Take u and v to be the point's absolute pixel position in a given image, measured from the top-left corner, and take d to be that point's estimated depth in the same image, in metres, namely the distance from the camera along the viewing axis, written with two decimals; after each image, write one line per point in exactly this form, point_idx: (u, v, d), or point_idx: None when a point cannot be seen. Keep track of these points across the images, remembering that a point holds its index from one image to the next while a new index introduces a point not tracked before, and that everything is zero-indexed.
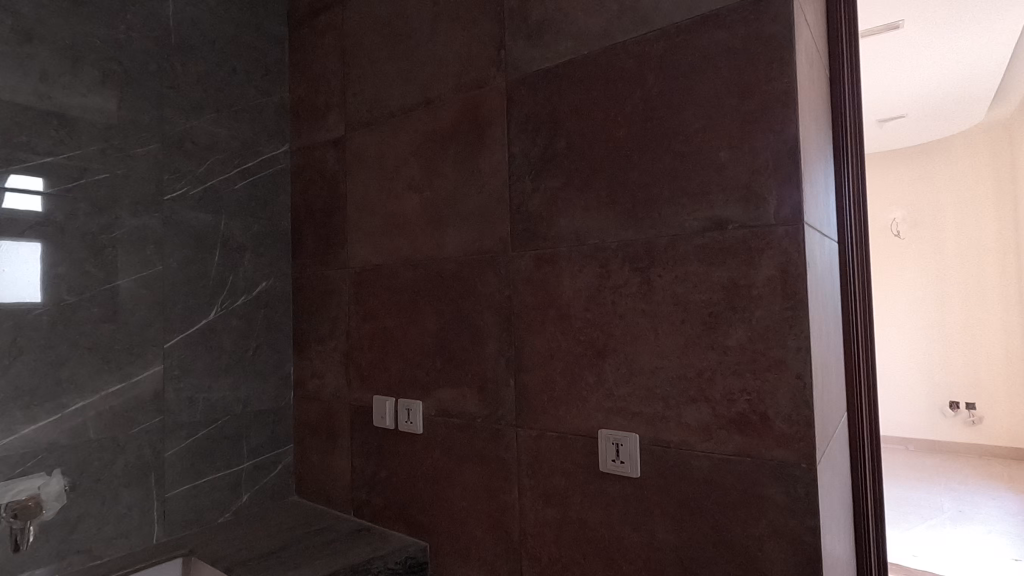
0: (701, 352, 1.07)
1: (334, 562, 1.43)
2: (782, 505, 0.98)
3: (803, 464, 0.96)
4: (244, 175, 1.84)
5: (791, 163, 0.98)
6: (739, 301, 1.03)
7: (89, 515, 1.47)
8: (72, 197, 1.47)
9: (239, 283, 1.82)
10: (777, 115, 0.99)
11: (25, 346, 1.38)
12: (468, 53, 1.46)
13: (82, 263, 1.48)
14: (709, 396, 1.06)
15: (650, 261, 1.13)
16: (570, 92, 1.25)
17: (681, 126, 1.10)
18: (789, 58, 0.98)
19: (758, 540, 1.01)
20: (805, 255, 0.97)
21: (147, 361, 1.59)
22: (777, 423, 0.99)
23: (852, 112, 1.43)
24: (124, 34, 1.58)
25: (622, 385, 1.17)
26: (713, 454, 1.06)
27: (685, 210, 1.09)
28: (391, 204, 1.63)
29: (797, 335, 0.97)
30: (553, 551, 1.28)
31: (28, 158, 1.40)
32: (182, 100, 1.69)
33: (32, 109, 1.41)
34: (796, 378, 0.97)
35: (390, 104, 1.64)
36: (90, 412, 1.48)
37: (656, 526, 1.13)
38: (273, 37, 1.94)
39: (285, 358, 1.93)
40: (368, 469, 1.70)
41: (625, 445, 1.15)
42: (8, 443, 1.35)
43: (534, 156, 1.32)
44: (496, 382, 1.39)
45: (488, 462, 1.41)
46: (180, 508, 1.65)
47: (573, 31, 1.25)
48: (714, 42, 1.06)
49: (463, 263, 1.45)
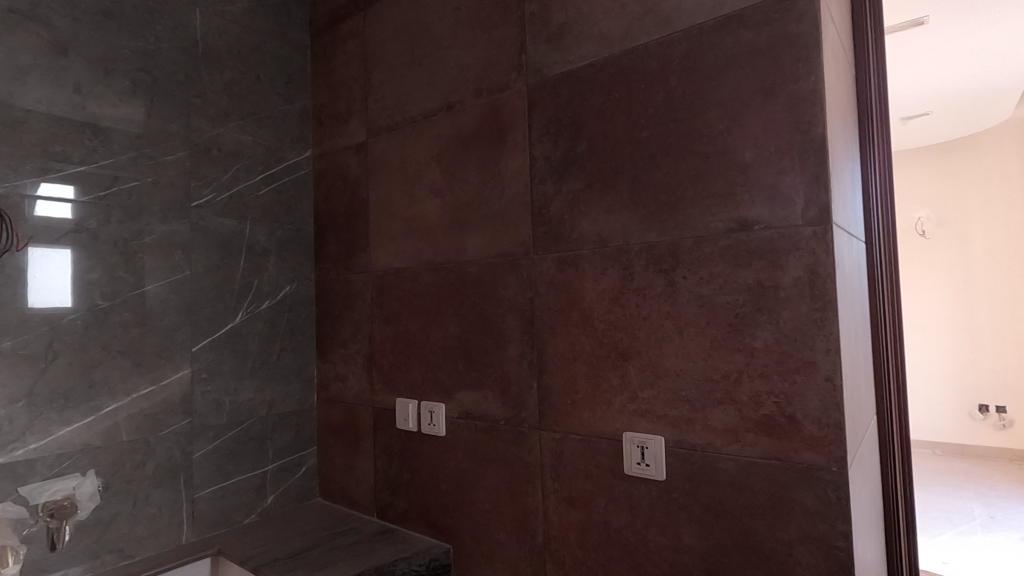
0: (728, 354, 1.06)
1: (359, 563, 1.44)
2: (813, 509, 0.97)
3: (833, 468, 0.95)
4: (268, 181, 1.87)
5: (819, 161, 0.97)
6: (765, 302, 1.02)
7: (122, 515, 1.50)
8: (105, 204, 1.51)
9: (264, 287, 1.85)
10: (804, 114, 0.98)
11: (61, 349, 1.42)
12: (489, 57, 1.47)
13: (114, 269, 1.52)
14: (736, 398, 1.05)
15: (674, 262, 1.13)
16: (592, 96, 1.26)
17: (705, 127, 1.09)
18: (815, 57, 0.97)
19: (787, 545, 1.00)
20: (834, 256, 0.96)
21: (175, 364, 1.63)
22: (807, 425, 0.98)
23: (877, 113, 1.40)
24: (154, 45, 1.62)
25: (646, 387, 1.17)
26: (740, 457, 1.05)
27: (710, 211, 1.08)
28: (412, 209, 1.64)
29: (827, 336, 0.96)
30: (577, 554, 1.28)
31: (63, 167, 1.44)
32: (209, 109, 1.73)
33: (67, 120, 1.45)
34: (825, 379, 0.96)
35: (412, 109, 1.65)
36: (122, 414, 1.51)
37: (682, 530, 1.12)
38: (296, 45, 1.97)
39: (308, 361, 1.95)
40: (391, 470, 1.71)
41: (650, 448, 1.15)
42: (45, 445, 1.38)
43: (555, 159, 1.32)
44: (519, 384, 1.39)
45: (511, 464, 1.41)
46: (208, 509, 1.68)
47: (594, 34, 1.26)
48: (738, 42, 1.05)
49: (485, 266, 1.46)
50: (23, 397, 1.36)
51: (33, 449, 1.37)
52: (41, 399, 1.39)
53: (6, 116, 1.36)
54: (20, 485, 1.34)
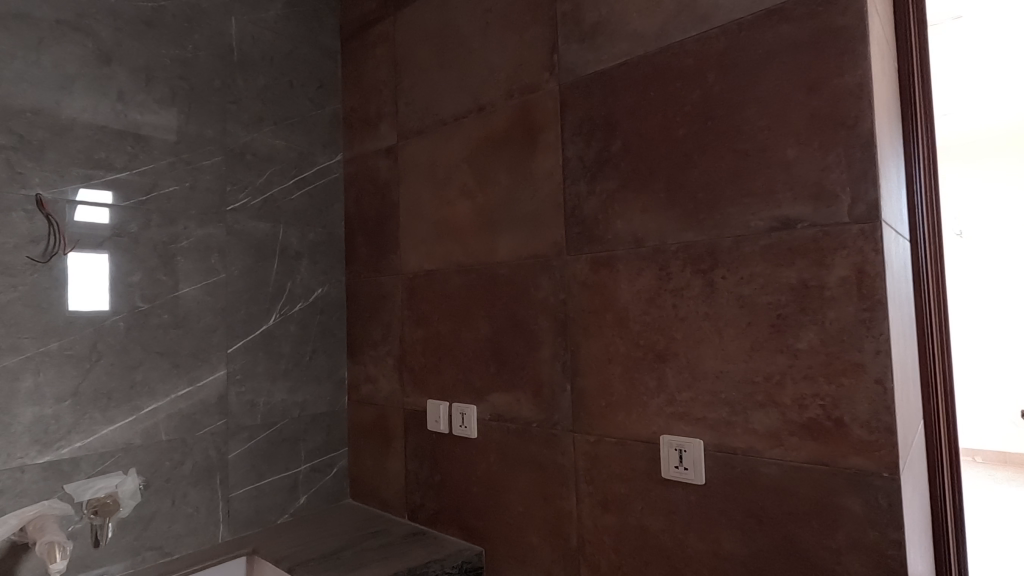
0: (770, 356, 1.04)
1: (392, 565, 1.45)
2: (862, 516, 0.94)
3: (884, 474, 0.92)
4: (301, 184, 1.89)
5: (867, 158, 0.94)
6: (809, 303, 1.00)
7: (161, 512, 1.53)
8: (146, 209, 1.55)
9: (297, 290, 1.87)
10: (851, 108, 0.96)
11: (104, 350, 1.46)
12: (520, 59, 1.46)
13: (153, 272, 1.55)
14: (779, 400, 1.03)
15: (712, 262, 1.11)
16: (626, 95, 1.24)
17: (745, 124, 1.07)
18: (862, 50, 0.95)
19: (835, 553, 0.97)
20: (882, 253, 0.93)
21: (212, 365, 1.66)
22: (854, 429, 0.95)
23: (920, 95, 1.32)
24: (191, 53, 1.66)
25: (684, 390, 1.15)
26: (783, 462, 1.02)
27: (751, 209, 1.06)
28: (443, 211, 1.65)
29: (876, 337, 0.93)
30: (612, 559, 1.26)
31: (106, 173, 1.48)
32: (244, 115, 1.76)
33: (110, 127, 1.50)
34: (875, 382, 0.93)
35: (442, 112, 1.66)
36: (162, 414, 1.55)
37: (723, 536, 1.10)
38: (327, 51, 1.99)
39: (339, 363, 1.97)
40: (422, 472, 1.72)
41: (688, 451, 1.13)
42: (89, 443, 1.42)
43: (588, 159, 1.31)
44: (552, 386, 1.38)
45: (545, 467, 1.40)
46: (243, 508, 1.70)
47: (627, 33, 1.25)
48: (779, 37, 1.03)
49: (516, 268, 1.46)
50: (69, 397, 1.40)
51: (78, 447, 1.41)
52: (86, 399, 1.43)
53: (53, 124, 1.41)
54: (66, 483, 1.38)
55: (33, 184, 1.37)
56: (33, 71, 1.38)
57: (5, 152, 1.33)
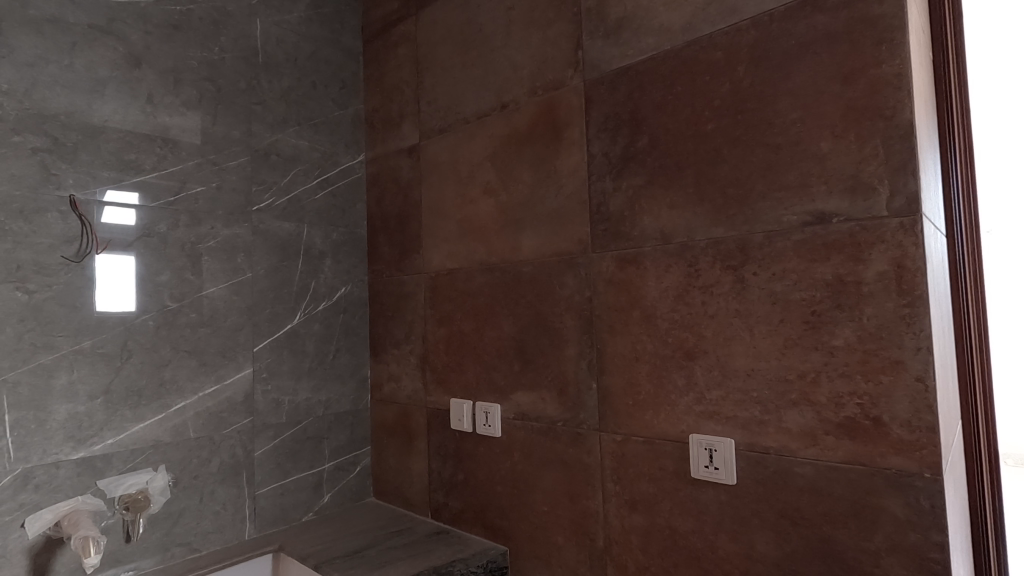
0: (804, 353, 1.02)
1: (417, 563, 1.45)
2: (902, 518, 0.92)
3: (925, 474, 0.90)
4: (324, 185, 1.90)
5: (906, 150, 0.92)
6: (846, 299, 0.98)
7: (190, 509, 1.55)
8: (174, 209, 1.57)
9: (321, 289, 1.88)
10: (889, 99, 0.93)
11: (134, 349, 1.49)
12: (544, 56, 1.46)
13: (181, 271, 1.58)
14: (813, 399, 1.01)
15: (743, 258, 1.09)
16: (653, 90, 1.23)
17: (777, 117, 1.05)
18: (900, 39, 0.92)
19: (873, 556, 0.95)
20: (923, 248, 0.91)
21: (238, 364, 1.67)
22: (894, 429, 0.93)
23: (954, 80, 1.27)
24: (218, 55, 1.68)
25: (713, 388, 1.13)
26: (818, 461, 1.00)
27: (783, 204, 1.04)
28: (466, 209, 1.64)
29: (916, 334, 0.91)
30: (640, 559, 1.25)
31: (136, 175, 1.51)
32: (269, 116, 1.78)
33: (139, 129, 1.52)
34: (916, 380, 0.91)
35: (465, 111, 1.66)
36: (190, 412, 1.57)
37: (756, 537, 1.08)
38: (350, 51, 2.00)
39: (362, 362, 1.97)
40: (445, 471, 1.71)
41: (719, 451, 1.11)
42: (121, 440, 1.45)
43: (613, 155, 1.30)
44: (578, 385, 1.37)
45: (570, 466, 1.39)
46: (269, 506, 1.71)
47: (654, 27, 1.23)
48: (812, 27, 1.01)
49: (541, 265, 1.45)
50: (101, 395, 1.43)
51: (110, 444, 1.43)
52: (117, 396, 1.45)
53: (85, 126, 1.43)
54: (98, 479, 1.41)
55: (66, 186, 1.40)
56: (67, 74, 1.41)
57: (40, 155, 1.36)
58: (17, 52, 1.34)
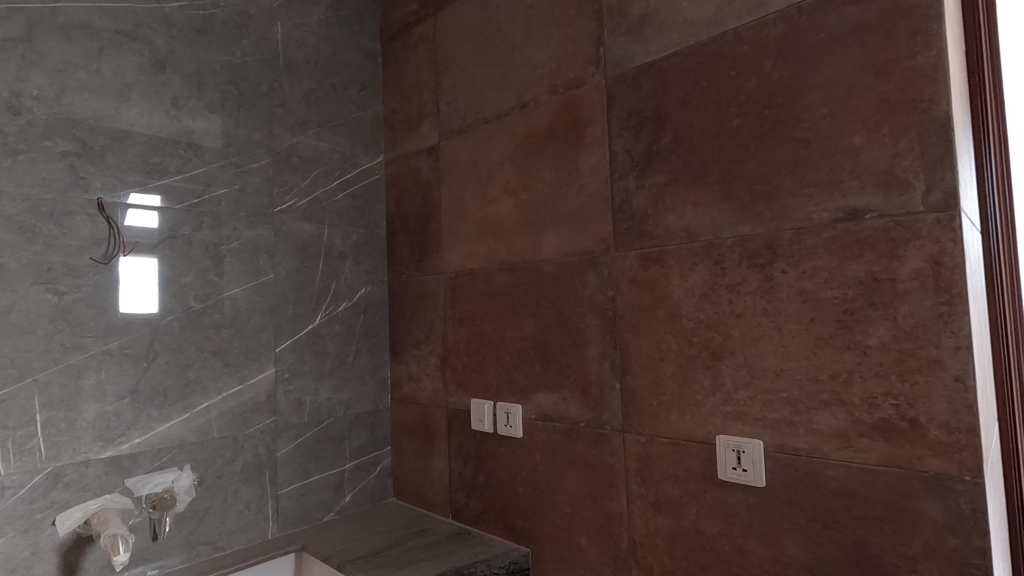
0: (836, 353, 0.99)
1: (440, 564, 1.44)
2: (942, 522, 0.89)
3: (966, 478, 0.87)
4: (344, 186, 1.91)
5: (944, 143, 0.89)
6: (879, 297, 0.95)
7: (215, 508, 1.57)
8: (197, 211, 1.58)
9: (341, 290, 1.88)
10: (924, 91, 0.91)
11: (160, 349, 1.51)
12: (564, 54, 1.45)
13: (205, 273, 1.59)
14: (847, 400, 0.98)
15: (771, 256, 1.07)
16: (677, 86, 1.21)
17: (806, 111, 1.03)
18: (936, 29, 0.90)
19: (910, 561, 0.92)
20: (961, 244, 0.88)
21: (261, 365, 1.69)
22: (932, 430, 0.90)
23: (989, 71, 1.23)
24: (240, 58, 1.70)
25: (741, 388, 1.11)
26: (852, 463, 0.98)
27: (813, 200, 1.02)
28: (486, 209, 1.64)
29: (955, 332, 0.88)
30: (665, 562, 1.23)
31: (161, 178, 1.52)
32: (290, 118, 1.79)
33: (164, 133, 1.54)
34: (955, 380, 0.88)
35: (484, 110, 1.65)
36: (214, 412, 1.58)
37: (786, 541, 1.05)
38: (369, 53, 2.01)
39: (382, 363, 1.98)
40: (466, 471, 1.71)
41: (747, 452, 1.09)
42: (147, 440, 1.47)
43: (637, 153, 1.28)
44: (600, 385, 1.36)
45: (593, 468, 1.37)
46: (291, 506, 1.72)
47: (677, 22, 1.22)
48: (842, 19, 0.99)
49: (562, 265, 1.44)
50: (128, 395, 1.45)
51: (137, 444, 1.45)
52: (144, 396, 1.47)
53: (112, 130, 1.46)
54: (126, 478, 1.43)
55: (94, 189, 1.42)
56: (94, 79, 1.43)
57: (69, 159, 1.39)
58: (46, 58, 1.36)
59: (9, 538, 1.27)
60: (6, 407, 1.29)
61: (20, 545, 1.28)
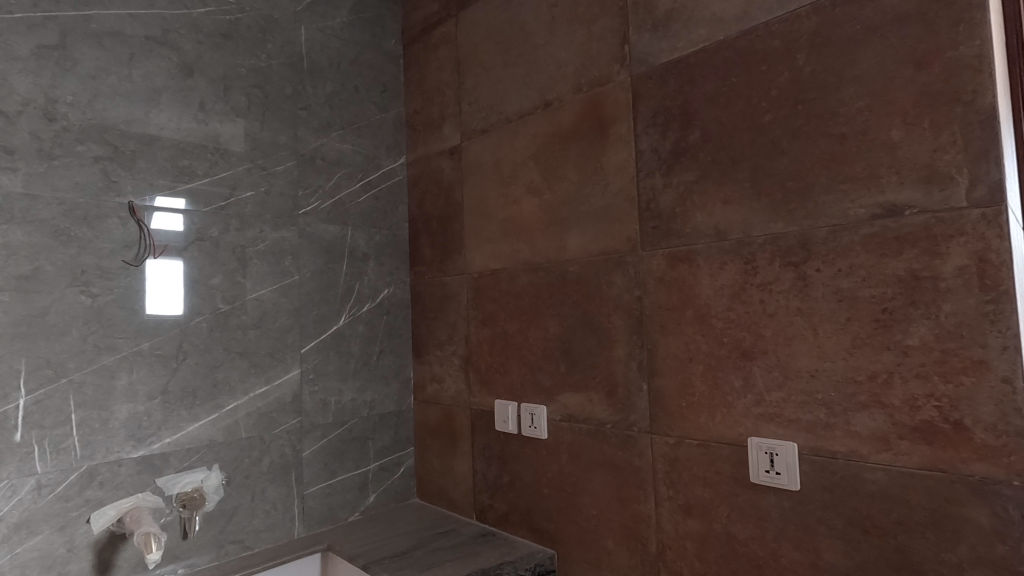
0: (875, 353, 0.97)
1: (466, 565, 1.44)
2: (988, 528, 0.86)
3: (1014, 483, 0.84)
4: (367, 188, 1.92)
5: (989, 135, 0.86)
6: (920, 296, 0.92)
7: (242, 507, 1.58)
8: (225, 213, 1.60)
9: (365, 291, 1.89)
10: (967, 82, 0.88)
11: (189, 350, 1.53)
12: (589, 52, 1.43)
13: (232, 274, 1.61)
14: (886, 401, 0.95)
15: (805, 255, 1.05)
16: (706, 82, 1.19)
17: (841, 106, 1.00)
18: (980, 18, 0.87)
19: (955, 568, 0.89)
20: (1009, 240, 0.85)
21: (286, 365, 1.70)
22: (977, 433, 0.87)
23: None
24: (265, 62, 1.71)
25: (774, 389, 1.09)
26: (892, 467, 0.95)
27: (849, 197, 0.99)
28: (510, 209, 1.63)
29: (1001, 332, 0.85)
30: (695, 565, 1.21)
31: (190, 181, 1.55)
32: (313, 120, 1.80)
33: (192, 136, 1.56)
34: (1002, 381, 0.85)
35: (507, 110, 1.65)
36: (241, 412, 1.60)
37: (822, 546, 1.03)
38: (390, 55, 2.02)
39: (405, 363, 1.98)
40: (490, 472, 1.70)
41: (781, 455, 1.07)
42: (177, 440, 1.49)
43: (664, 150, 1.27)
44: (627, 386, 1.34)
45: (620, 469, 1.36)
46: (317, 505, 1.73)
47: (706, 17, 1.20)
48: (879, 10, 0.96)
49: (587, 265, 1.43)
50: (159, 395, 1.47)
51: (167, 443, 1.47)
52: (173, 396, 1.49)
53: (142, 134, 1.48)
54: (157, 477, 1.45)
55: (126, 193, 1.44)
56: (125, 84, 1.46)
57: (102, 163, 1.41)
58: (80, 64, 1.39)
59: (47, 535, 1.30)
60: (43, 406, 1.31)
61: (56, 542, 1.31)
